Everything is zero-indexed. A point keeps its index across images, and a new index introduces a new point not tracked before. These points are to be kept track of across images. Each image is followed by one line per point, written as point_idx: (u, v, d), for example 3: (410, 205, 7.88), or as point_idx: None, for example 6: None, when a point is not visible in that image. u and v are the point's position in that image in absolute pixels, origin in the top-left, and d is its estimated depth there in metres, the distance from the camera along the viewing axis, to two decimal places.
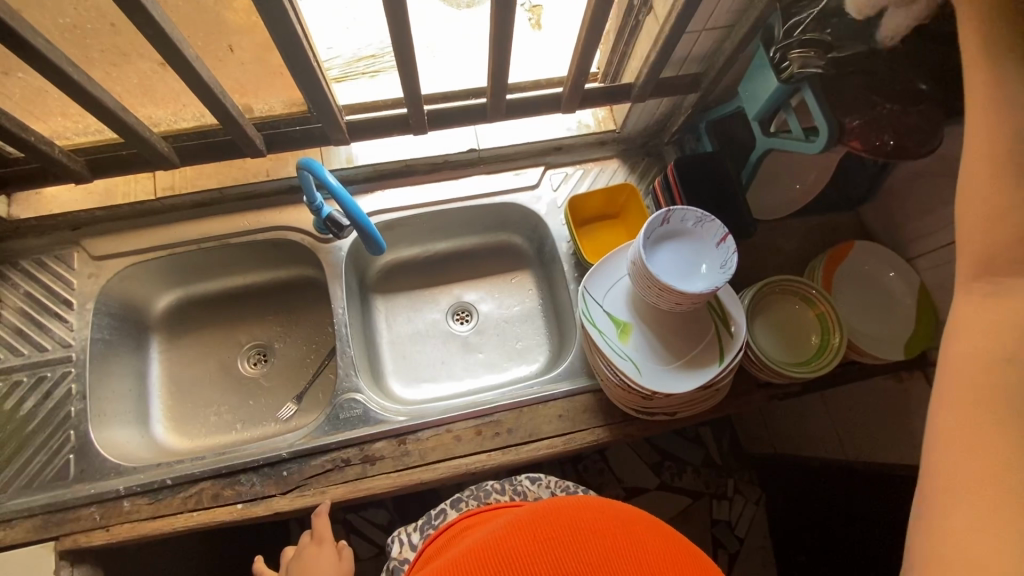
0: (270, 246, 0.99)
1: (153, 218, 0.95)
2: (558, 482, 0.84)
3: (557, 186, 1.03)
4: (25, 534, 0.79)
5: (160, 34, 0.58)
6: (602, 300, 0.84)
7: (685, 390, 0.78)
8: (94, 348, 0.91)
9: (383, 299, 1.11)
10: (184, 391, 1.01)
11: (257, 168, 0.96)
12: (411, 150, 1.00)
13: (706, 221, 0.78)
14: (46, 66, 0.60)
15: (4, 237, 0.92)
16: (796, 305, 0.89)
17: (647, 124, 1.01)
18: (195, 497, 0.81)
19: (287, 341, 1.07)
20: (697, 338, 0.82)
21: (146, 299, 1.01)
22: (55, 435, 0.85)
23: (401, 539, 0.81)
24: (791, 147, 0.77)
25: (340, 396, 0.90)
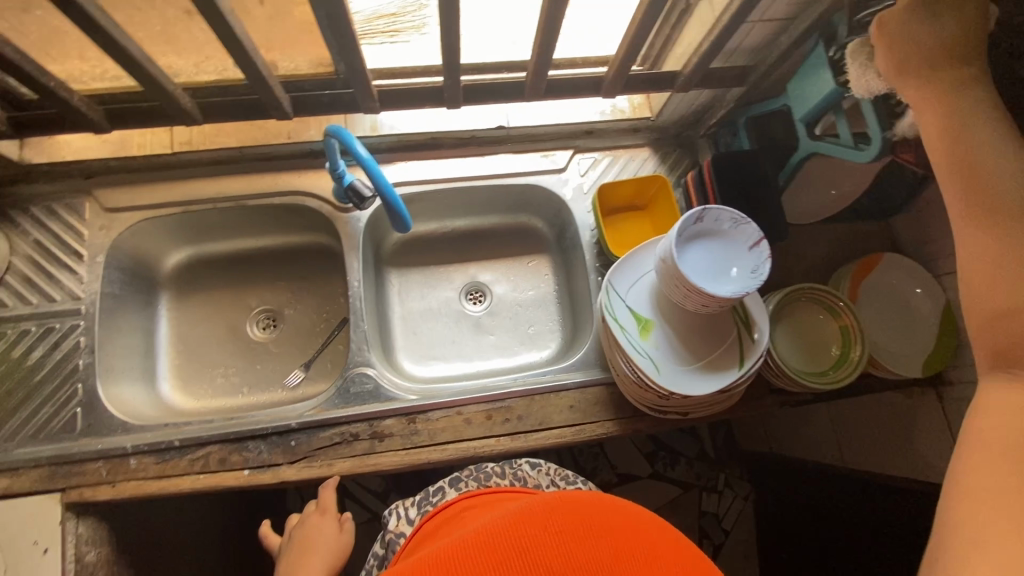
0: (287, 211, 0.96)
1: (169, 172, 0.92)
2: (557, 472, 0.84)
3: (585, 171, 1.00)
4: (31, 484, 0.79)
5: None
6: (625, 295, 0.82)
7: (703, 392, 0.77)
8: (104, 303, 0.89)
9: (397, 273, 1.09)
10: (192, 351, 1.00)
11: (279, 128, 0.92)
12: (438, 121, 0.96)
13: (741, 224, 0.76)
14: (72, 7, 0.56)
15: (14, 181, 0.89)
16: (820, 315, 0.87)
17: (684, 114, 0.97)
18: (202, 460, 0.81)
19: (298, 308, 1.05)
20: (718, 340, 0.81)
21: (158, 255, 0.99)
22: (63, 387, 0.84)
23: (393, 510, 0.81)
24: (836, 153, 0.75)
25: (351, 370, 0.89)
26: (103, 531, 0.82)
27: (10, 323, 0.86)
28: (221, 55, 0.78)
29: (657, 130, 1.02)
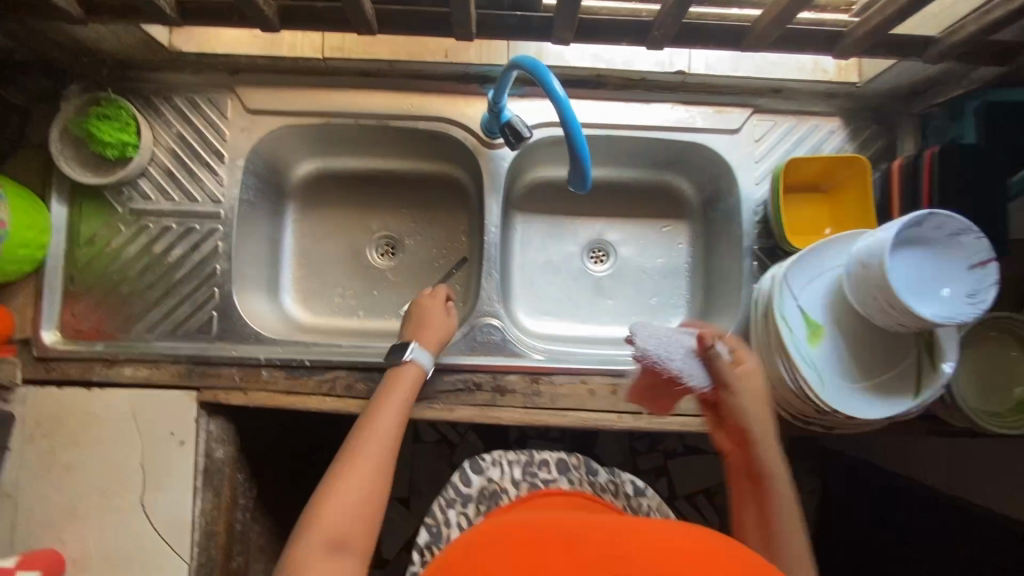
0: (427, 137, 0.90)
1: (314, 78, 0.86)
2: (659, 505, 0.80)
3: (759, 137, 0.88)
4: (169, 378, 0.81)
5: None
6: (797, 294, 0.73)
7: (869, 415, 0.70)
8: (241, 209, 0.87)
9: (522, 218, 1.02)
10: (313, 266, 0.99)
11: (436, 44, 0.83)
12: (609, 57, 0.84)
13: (969, 237, 0.65)
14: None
15: (159, 65, 0.85)
16: (1013, 350, 0.76)
17: (900, 85, 0.81)
18: (329, 383, 0.81)
19: (418, 238, 1.01)
20: (893, 360, 0.72)
21: (288, 163, 0.96)
22: (200, 289, 0.85)
23: (501, 459, 0.79)
24: None
25: (478, 318, 0.86)
26: (229, 431, 0.85)
27: (152, 216, 0.85)
28: None
29: (855, 99, 0.87)
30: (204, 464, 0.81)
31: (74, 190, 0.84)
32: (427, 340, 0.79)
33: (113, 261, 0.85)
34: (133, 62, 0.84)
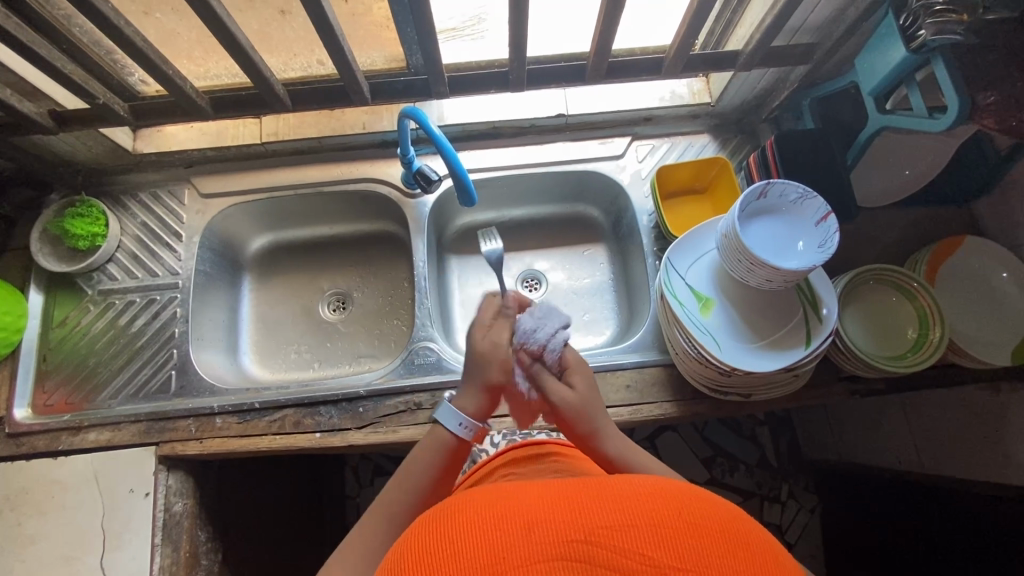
0: (360, 198, 1.04)
1: (258, 162, 1.01)
2: None
3: (642, 158, 1.01)
4: (129, 437, 0.87)
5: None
6: (684, 273, 0.82)
7: (766, 371, 0.75)
8: (198, 279, 0.99)
9: (458, 260, 1.13)
10: (270, 328, 1.08)
11: (354, 120, 0.99)
12: (500, 111, 1.00)
13: (808, 198, 0.74)
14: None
15: (126, 169, 1.01)
16: (893, 299, 0.83)
17: (744, 99, 0.97)
18: (279, 422, 0.87)
19: (366, 291, 1.11)
20: (782, 319, 0.79)
21: (243, 240, 1.08)
22: (161, 351, 0.94)
23: (485, 436, 0.86)
24: (909, 125, 0.73)
25: (416, 344, 0.93)
26: (189, 485, 0.89)
27: (118, 294, 0.96)
28: (312, 51, 0.86)
29: (716, 116, 1.02)
30: (162, 518, 0.84)
31: (50, 280, 0.96)
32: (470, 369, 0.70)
33: (83, 337, 0.94)
34: (104, 169, 1.00)
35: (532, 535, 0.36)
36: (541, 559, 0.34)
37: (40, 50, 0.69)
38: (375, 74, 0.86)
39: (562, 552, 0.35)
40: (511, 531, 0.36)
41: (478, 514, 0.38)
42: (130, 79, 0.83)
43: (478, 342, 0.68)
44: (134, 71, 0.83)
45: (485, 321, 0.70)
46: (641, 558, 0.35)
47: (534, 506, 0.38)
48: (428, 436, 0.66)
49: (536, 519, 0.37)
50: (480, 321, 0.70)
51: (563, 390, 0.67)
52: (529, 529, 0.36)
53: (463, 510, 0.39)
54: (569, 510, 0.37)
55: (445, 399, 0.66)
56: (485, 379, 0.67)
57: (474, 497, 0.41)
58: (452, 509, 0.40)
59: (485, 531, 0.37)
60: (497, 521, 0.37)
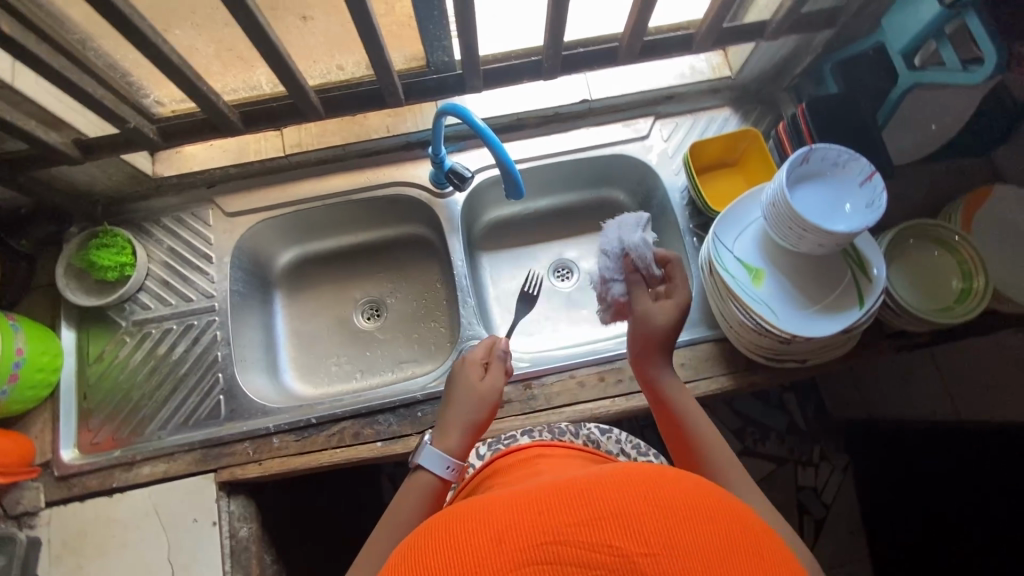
0: (387, 202, 1.02)
1: (281, 175, 0.99)
2: (629, 441, 0.81)
3: (667, 136, 1.01)
4: (186, 466, 0.85)
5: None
6: (730, 246, 0.83)
7: (825, 334, 0.76)
8: (233, 299, 0.97)
9: (489, 256, 1.12)
10: (306, 342, 1.06)
11: (378, 124, 0.98)
12: (523, 102, 1.00)
13: (851, 159, 0.75)
14: (237, 6, 0.62)
15: (146, 195, 0.98)
16: (935, 252, 0.85)
17: (764, 69, 0.97)
18: (338, 435, 0.86)
19: (399, 296, 1.10)
20: (832, 282, 0.80)
21: (270, 256, 1.06)
22: (205, 377, 0.92)
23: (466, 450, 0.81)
24: (942, 80, 0.74)
25: (465, 342, 0.93)
26: (250, 508, 0.87)
27: (153, 323, 0.94)
28: (333, 56, 0.85)
29: (735, 89, 1.02)
30: (230, 545, 0.82)
31: (80, 316, 0.93)
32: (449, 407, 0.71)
33: (122, 370, 0.92)
34: (122, 197, 0.97)
35: (504, 545, 0.35)
36: (515, 567, 0.34)
37: (71, 76, 0.67)
38: (404, 72, 0.84)
39: (532, 556, 0.34)
40: (484, 543, 0.36)
41: (454, 529, 0.38)
42: (146, 100, 0.80)
43: (469, 384, 0.71)
44: (150, 92, 0.80)
45: (474, 363, 0.74)
46: (612, 550, 0.34)
47: (505, 512, 0.37)
48: (407, 483, 0.65)
49: (507, 526, 0.36)
50: (474, 362, 0.74)
51: (661, 304, 0.72)
52: (500, 538, 0.36)
53: (439, 527, 0.39)
54: (536, 512, 0.37)
55: (426, 443, 0.66)
56: (472, 423, 0.69)
57: (451, 512, 0.40)
58: (431, 527, 0.40)
59: (459, 547, 0.36)
60: (470, 533, 0.37)
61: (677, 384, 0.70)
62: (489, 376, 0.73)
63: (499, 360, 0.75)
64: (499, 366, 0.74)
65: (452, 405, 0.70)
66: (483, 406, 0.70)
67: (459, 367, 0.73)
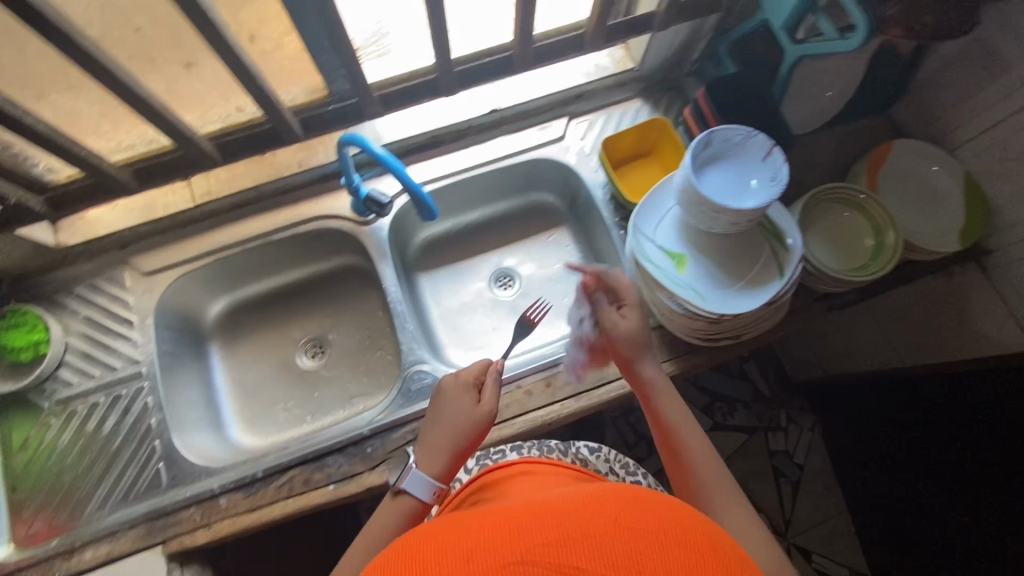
0: (311, 238, 0.99)
1: (196, 225, 0.95)
2: (615, 458, 0.86)
3: (583, 135, 1.02)
4: (131, 544, 0.81)
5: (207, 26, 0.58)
6: (652, 236, 0.84)
7: (750, 310, 0.78)
8: (162, 361, 0.93)
9: (426, 277, 1.10)
10: (249, 393, 1.03)
11: (288, 160, 0.97)
12: (433, 119, 1.00)
13: (750, 137, 0.77)
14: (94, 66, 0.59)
15: (53, 266, 0.93)
16: (846, 214, 0.88)
17: (665, 57, 0.99)
18: (288, 485, 0.83)
19: (341, 330, 1.08)
20: (753, 257, 0.82)
21: (199, 310, 1.02)
22: (141, 447, 0.88)
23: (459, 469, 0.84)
24: (823, 50, 0.77)
25: (408, 369, 0.90)
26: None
27: (79, 399, 0.89)
28: (228, 98, 0.82)
29: (642, 79, 1.04)
30: None
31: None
32: (436, 427, 0.69)
33: (51, 454, 0.87)
34: (27, 272, 0.92)
35: (469, 564, 0.36)
36: None
37: None
38: (299, 107, 0.83)
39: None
40: (450, 562, 0.37)
41: (423, 553, 0.38)
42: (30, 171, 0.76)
43: (456, 409, 0.69)
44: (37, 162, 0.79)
45: (468, 382, 0.72)
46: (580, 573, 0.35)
47: (474, 536, 0.39)
48: (390, 503, 0.65)
49: (474, 549, 0.37)
50: (464, 382, 0.72)
51: (615, 315, 0.78)
52: (466, 560, 0.37)
53: (408, 550, 0.40)
54: (510, 532, 0.38)
55: (409, 469, 0.65)
56: (454, 450, 0.67)
57: (420, 534, 0.42)
58: (396, 552, 0.40)
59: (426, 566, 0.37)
60: (435, 559, 0.37)
61: (677, 408, 0.71)
62: (483, 399, 0.70)
63: (493, 380, 0.72)
64: (490, 386, 0.71)
65: (438, 428, 0.68)
66: (469, 432, 0.68)
67: (448, 383, 0.72)
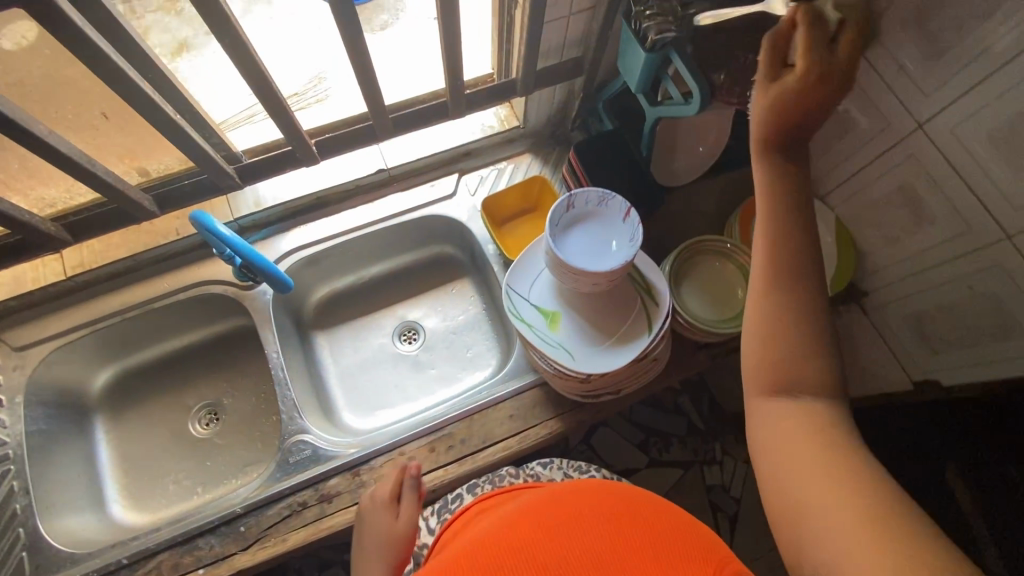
0: (196, 304, 0.98)
1: (72, 297, 0.94)
2: (570, 463, 0.81)
3: (474, 190, 1.03)
4: None
5: (13, 128, 0.58)
6: (527, 294, 0.84)
7: (617, 367, 0.79)
8: (32, 440, 0.89)
9: (326, 335, 1.09)
10: (137, 466, 0.99)
11: (167, 228, 0.97)
12: (318, 181, 1.01)
13: (609, 199, 0.79)
14: None
15: None
16: (717, 263, 0.90)
17: (548, 115, 1.02)
18: (155, 571, 0.79)
19: (236, 394, 1.05)
20: (626, 312, 0.82)
21: (83, 381, 0.99)
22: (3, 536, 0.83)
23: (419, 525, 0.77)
24: (675, 112, 0.79)
25: (289, 440, 0.89)
26: None
27: None
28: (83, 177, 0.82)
29: (531, 135, 1.06)
30: None
31: None
32: (364, 555, 0.63)
33: None
34: None
35: None
36: None
37: None
38: (150, 184, 0.81)
39: None
40: None
41: None
42: None
43: (378, 527, 0.64)
44: None
45: (383, 497, 0.67)
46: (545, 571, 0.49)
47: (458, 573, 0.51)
48: None
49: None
50: (382, 497, 0.67)
51: (784, 75, 0.48)
52: None
53: None
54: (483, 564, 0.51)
55: None
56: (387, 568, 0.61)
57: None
58: None
59: None
60: None
61: (787, 172, 0.51)
62: (402, 512, 0.66)
63: (411, 487, 0.68)
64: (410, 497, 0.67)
65: (364, 552, 0.63)
66: (397, 543, 0.63)
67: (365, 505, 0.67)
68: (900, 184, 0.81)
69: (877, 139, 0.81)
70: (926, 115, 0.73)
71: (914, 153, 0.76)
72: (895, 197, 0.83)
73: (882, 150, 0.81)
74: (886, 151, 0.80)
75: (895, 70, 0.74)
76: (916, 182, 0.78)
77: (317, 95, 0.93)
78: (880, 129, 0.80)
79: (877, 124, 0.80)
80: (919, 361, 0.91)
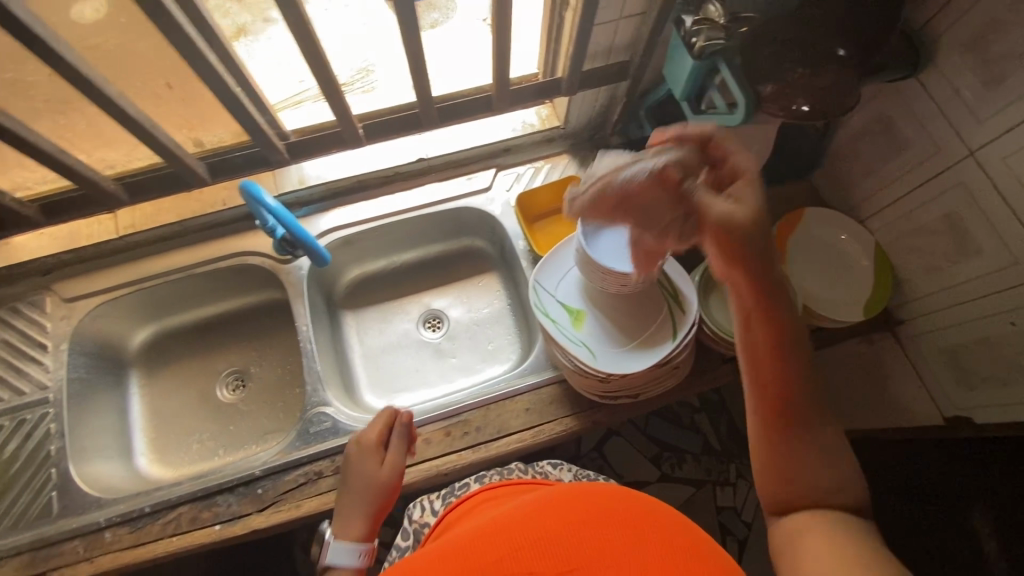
0: (234, 273, 1.02)
1: (122, 255, 0.99)
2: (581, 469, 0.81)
3: (509, 186, 1.05)
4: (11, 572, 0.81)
5: None
6: (553, 290, 0.85)
7: (638, 370, 0.79)
8: (71, 388, 0.94)
9: (352, 315, 1.11)
10: (165, 423, 1.03)
11: (214, 198, 1.02)
12: (363, 165, 1.05)
13: None
14: None
15: None
16: None
17: (589, 117, 1.03)
18: (174, 522, 0.83)
19: (263, 364, 1.08)
20: (650, 317, 0.83)
21: (123, 337, 1.04)
22: (38, 473, 0.88)
23: (423, 507, 0.79)
24: (719, 121, 0.79)
25: (310, 411, 0.92)
26: None
27: None
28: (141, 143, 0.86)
29: (570, 136, 1.07)
30: None
31: None
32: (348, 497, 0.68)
33: None
34: None
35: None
36: None
37: None
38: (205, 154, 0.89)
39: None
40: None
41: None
42: None
43: (363, 475, 0.68)
44: None
45: (370, 446, 0.70)
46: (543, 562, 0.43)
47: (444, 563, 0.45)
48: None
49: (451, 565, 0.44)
50: (370, 444, 0.69)
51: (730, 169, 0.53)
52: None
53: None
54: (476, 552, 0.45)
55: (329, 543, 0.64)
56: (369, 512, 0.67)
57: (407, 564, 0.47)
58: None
59: None
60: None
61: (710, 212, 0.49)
62: (388, 459, 0.69)
63: (399, 438, 0.70)
64: (397, 448, 0.70)
65: (350, 494, 0.67)
66: (379, 493, 0.67)
67: (352, 454, 0.70)
68: (946, 212, 0.79)
69: (923, 165, 0.80)
70: (978, 142, 0.71)
71: (963, 181, 0.74)
72: (938, 225, 0.81)
73: (928, 177, 0.80)
74: (932, 177, 0.79)
75: (950, 94, 0.72)
76: (962, 211, 0.76)
77: (363, 87, 0.89)
78: (928, 154, 0.78)
79: (925, 150, 0.79)
80: (953, 396, 0.87)
